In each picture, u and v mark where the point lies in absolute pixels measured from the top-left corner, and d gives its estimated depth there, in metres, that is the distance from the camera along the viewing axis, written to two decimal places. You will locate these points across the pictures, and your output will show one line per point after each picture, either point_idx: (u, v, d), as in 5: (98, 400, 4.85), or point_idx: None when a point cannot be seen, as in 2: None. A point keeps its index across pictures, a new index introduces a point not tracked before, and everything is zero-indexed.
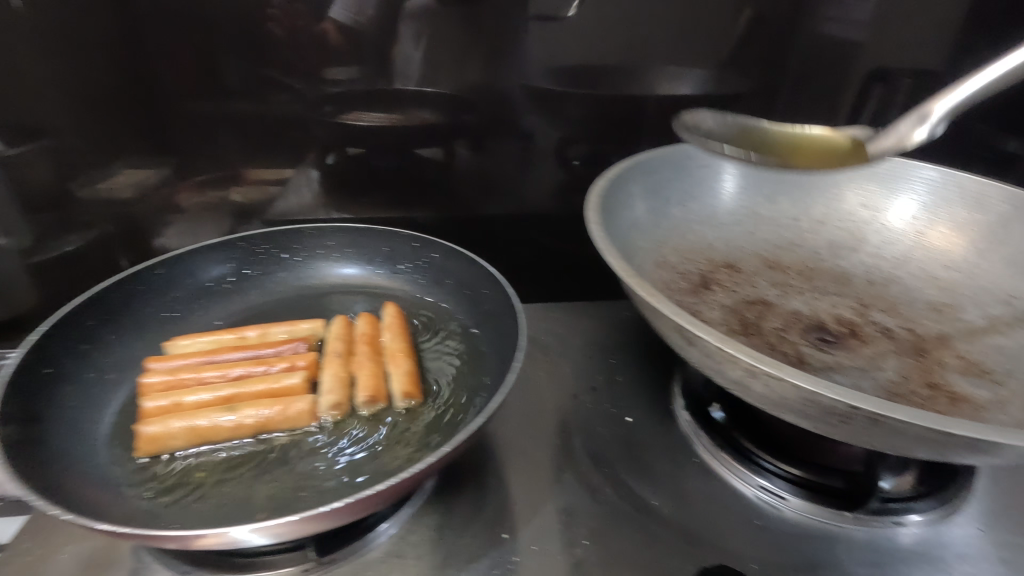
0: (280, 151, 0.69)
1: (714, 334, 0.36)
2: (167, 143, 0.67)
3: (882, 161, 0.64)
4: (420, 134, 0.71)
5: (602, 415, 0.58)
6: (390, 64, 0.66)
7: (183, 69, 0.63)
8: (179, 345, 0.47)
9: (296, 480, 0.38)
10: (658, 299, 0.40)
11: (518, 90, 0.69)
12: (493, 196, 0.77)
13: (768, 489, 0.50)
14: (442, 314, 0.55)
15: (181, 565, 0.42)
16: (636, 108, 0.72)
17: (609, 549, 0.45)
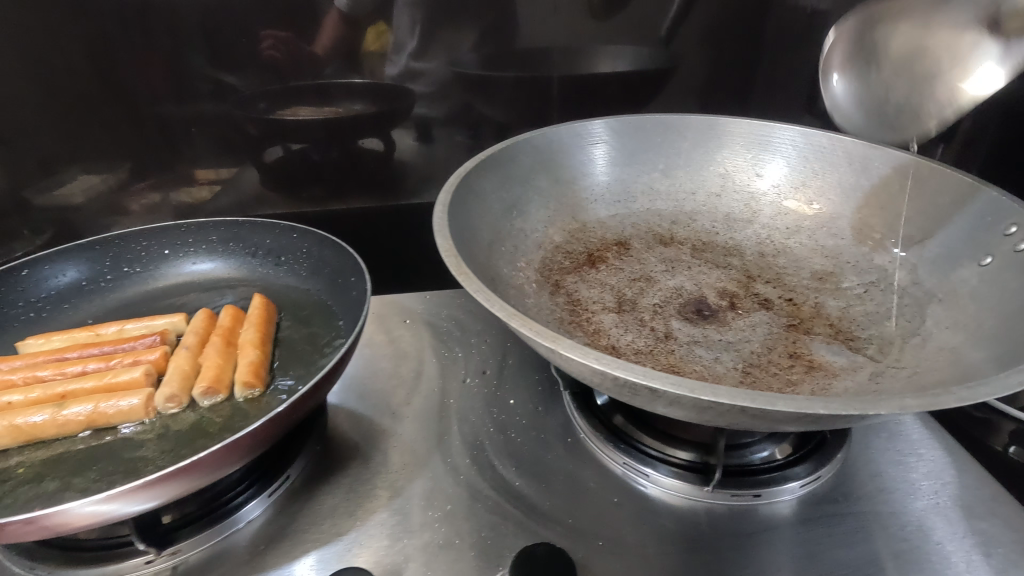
0: (223, 151, 0.71)
1: (506, 307, 0.36)
2: (103, 149, 0.69)
3: (773, 130, 0.63)
4: (324, 128, 0.72)
5: (488, 399, 0.58)
6: (331, 57, 0.67)
7: (119, 75, 0.65)
8: (32, 344, 0.47)
9: (112, 474, 0.38)
10: (463, 276, 0.39)
11: (431, 77, 0.70)
12: (406, 187, 0.78)
13: (633, 466, 0.50)
14: (316, 304, 0.55)
15: (25, 560, 0.42)
16: (543, 90, 0.73)
17: (460, 530, 0.45)
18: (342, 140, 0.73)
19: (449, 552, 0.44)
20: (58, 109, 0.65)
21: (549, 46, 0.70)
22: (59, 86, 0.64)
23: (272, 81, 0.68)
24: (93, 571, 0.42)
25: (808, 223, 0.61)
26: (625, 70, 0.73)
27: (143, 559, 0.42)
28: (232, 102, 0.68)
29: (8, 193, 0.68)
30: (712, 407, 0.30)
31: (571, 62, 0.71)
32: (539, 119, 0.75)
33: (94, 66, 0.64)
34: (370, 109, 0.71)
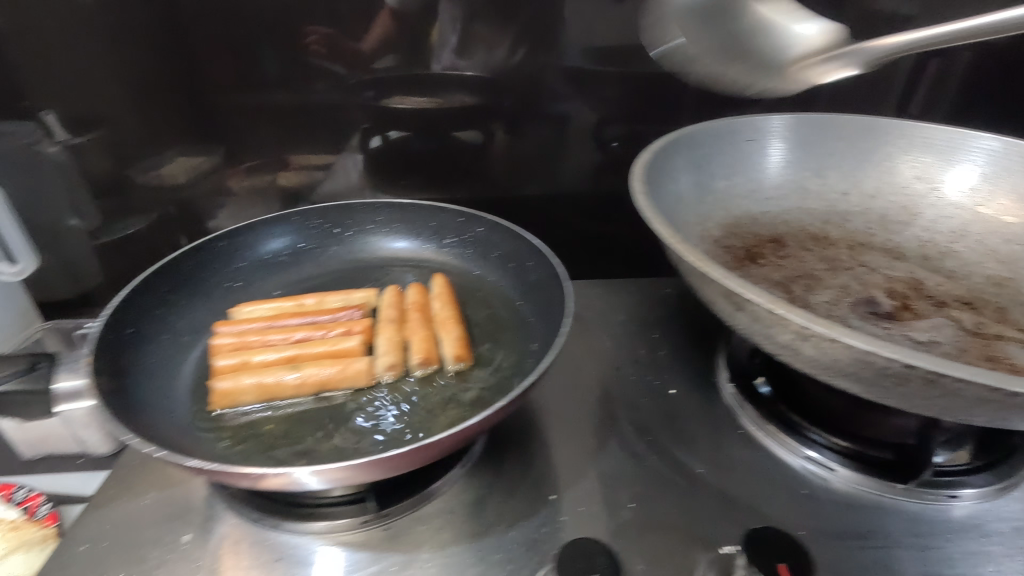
0: (321, 140, 0.74)
1: (765, 297, 0.36)
2: (208, 134, 0.73)
3: (938, 132, 0.63)
4: (459, 117, 0.74)
5: (646, 387, 0.59)
6: (462, 52, 0.69)
7: (220, 64, 0.68)
8: (244, 311, 0.50)
9: (359, 436, 0.40)
10: (704, 264, 0.40)
11: (558, 71, 0.71)
12: (535, 178, 0.79)
13: (815, 459, 0.50)
14: (489, 287, 0.57)
15: (251, 514, 0.45)
16: (665, 85, 0.73)
17: (654, 511, 0.46)
18: (483, 129, 0.74)
19: (653, 532, 0.44)
20: (158, 97, 0.69)
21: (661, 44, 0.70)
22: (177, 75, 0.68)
23: (377, 70, 0.70)
24: (316, 526, 0.44)
25: (976, 228, 0.61)
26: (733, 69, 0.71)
27: (361, 518, 0.45)
28: (344, 87, 0.71)
29: (116, 172, 0.73)
30: (997, 400, 0.31)
31: (681, 59, 0.71)
32: (648, 116, 0.74)
33: (211, 54, 0.68)
34: (506, 101, 0.73)
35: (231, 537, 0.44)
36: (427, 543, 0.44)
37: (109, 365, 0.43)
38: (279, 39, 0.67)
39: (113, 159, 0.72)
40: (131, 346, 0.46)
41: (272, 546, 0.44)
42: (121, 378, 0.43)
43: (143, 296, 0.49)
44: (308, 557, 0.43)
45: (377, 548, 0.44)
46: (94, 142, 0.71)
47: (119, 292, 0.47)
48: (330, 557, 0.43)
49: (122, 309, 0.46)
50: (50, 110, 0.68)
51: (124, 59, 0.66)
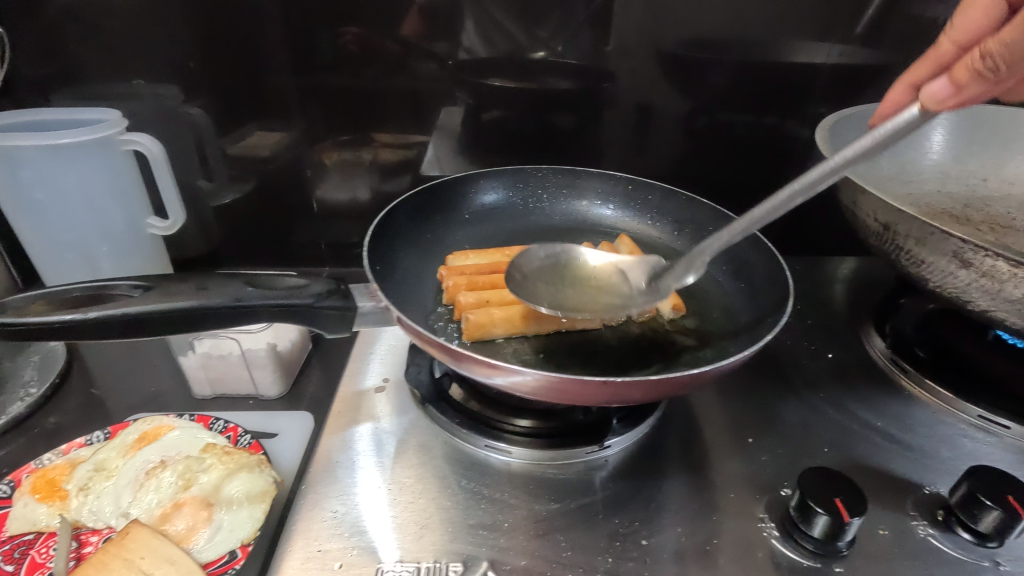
0: (424, 117, 0.77)
1: (1011, 250, 0.39)
2: (304, 110, 0.77)
3: None
4: (597, 99, 0.77)
5: (804, 350, 0.62)
6: (590, 39, 0.72)
7: (293, 43, 0.72)
8: (459, 258, 0.54)
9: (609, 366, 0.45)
10: (940, 225, 0.43)
11: (678, 58, 0.74)
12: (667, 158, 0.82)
13: (988, 417, 0.53)
14: (664, 250, 0.61)
15: (481, 440, 0.50)
16: (780, 76, 0.75)
17: (847, 454, 0.50)
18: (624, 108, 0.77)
19: (853, 471, 0.48)
20: (277, 74, 0.74)
21: (763, 38, 0.72)
22: (290, 54, 0.73)
23: (499, 53, 0.73)
24: (545, 453, 0.49)
25: None
26: (822, 64, 0.74)
27: (587, 448, 0.49)
28: (448, 69, 0.74)
29: (209, 142, 0.79)
30: None
31: (774, 51, 0.73)
32: (776, 102, 0.77)
33: (316, 33, 0.71)
34: (637, 86, 0.76)
35: (467, 459, 0.50)
36: (648, 473, 0.49)
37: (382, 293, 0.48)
38: (424, 18, 0.71)
39: (213, 128, 0.78)
40: (382, 280, 0.50)
41: (505, 468, 0.49)
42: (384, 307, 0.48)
43: (377, 237, 0.52)
44: (544, 478, 0.48)
45: (602, 474, 0.49)
46: (201, 111, 0.76)
47: (370, 229, 0.50)
48: (562, 478, 0.48)
49: (371, 247, 0.50)
50: (140, 77, 0.73)
51: (245, 38, 0.71)
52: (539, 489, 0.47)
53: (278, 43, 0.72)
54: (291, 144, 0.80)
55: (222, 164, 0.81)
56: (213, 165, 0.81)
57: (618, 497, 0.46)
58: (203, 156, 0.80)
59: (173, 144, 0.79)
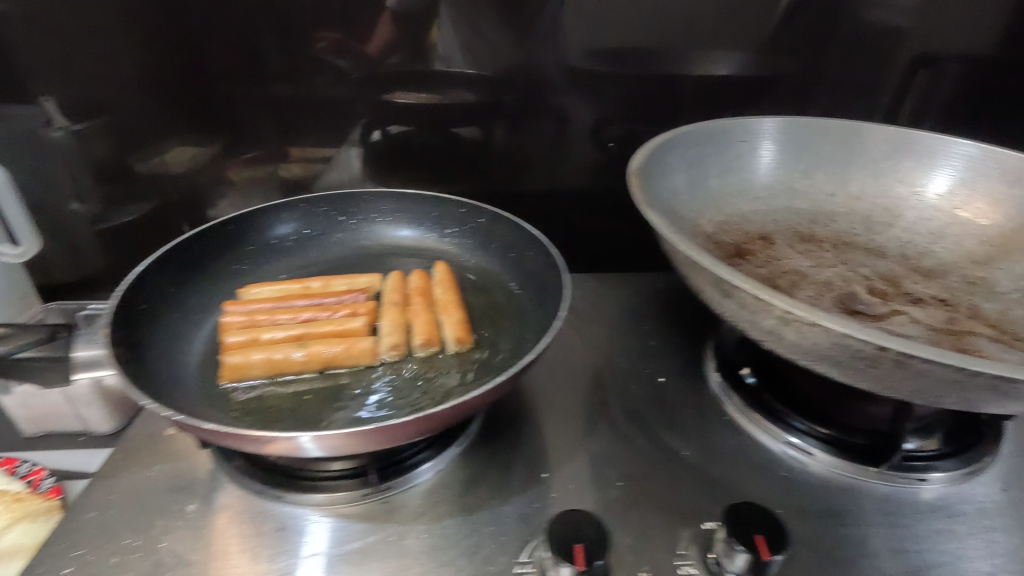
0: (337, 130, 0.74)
1: (750, 283, 0.38)
2: (212, 121, 0.73)
3: (915, 134, 0.65)
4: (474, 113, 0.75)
5: (636, 374, 0.61)
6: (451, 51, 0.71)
7: (170, 52, 0.68)
8: (251, 293, 0.52)
9: (372, 406, 0.43)
10: (698, 254, 0.42)
11: (552, 70, 0.71)
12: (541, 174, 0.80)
13: (796, 445, 0.52)
14: (489, 275, 0.59)
15: (256, 485, 0.47)
16: (664, 88, 0.73)
17: (641, 489, 0.48)
18: (505, 121, 0.75)
19: (638, 508, 0.46)
20: (176, 87, 0.70)
21: (665, 45, 0.71)
22: (185, 65, 0.69)
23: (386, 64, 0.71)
24: (318, 498, 0.46)
25: (954, 229, 0.63)
26: (727, 74, 0.73)
27: (364, 491, 0.46)
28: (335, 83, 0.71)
29: (117, 158, 0.74)
30: (961, 380, 0.33)
31: (671, 62, 0.72)
32: (656, 116, 0.75)
33: (222, 44, 0.68)
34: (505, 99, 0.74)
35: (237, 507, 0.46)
36: (426, 516, 0.46)
37: (122, 338, 0.44)
38: (287, 30, 0.68)
39: (118, 144, 0.73)
40: (142, 321, 0.48)
41: (274, 518, 0.45)
42: (134, 350, 0.45)
43: (153, 275, 0.50)
44: (312, 527, 0.45)
45: (377, 520, 0.45)
46: (98, 127, 0.72)
47: (131, 270, 0.47)
48: (331, 527, 0.45)
49: (134, 288, 0.47)
50: (50, 95, 0.69)
51: (160, 49, 0.68)
52: (300, 538, 0.44)
53: (184, 51, 0.68)
54: (203, 161, 0.75)
55: (128, 183, 0.76)
56: (123, 187, 0.76)
57: (383, 544, 0.44)
58: (90, 169, 0.74)
59: (23, 158, 0.72)
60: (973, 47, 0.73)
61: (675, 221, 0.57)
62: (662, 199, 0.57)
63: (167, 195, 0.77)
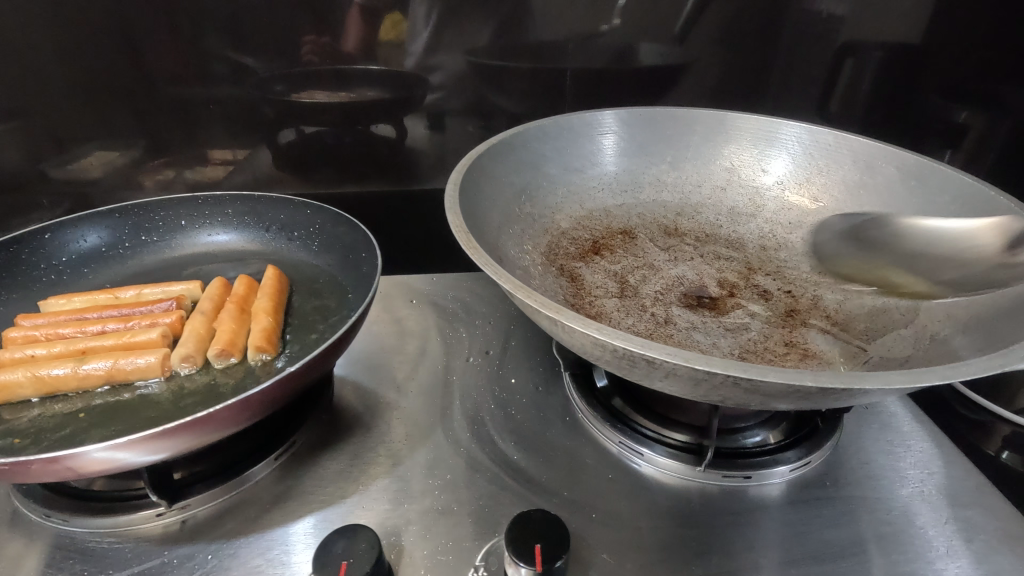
0: (248, 133, 0.75)
1: (511, 281, 0.37)
2: (117, 126, 0.72)
3: (763, 123, 0.65)
4: (370, 111, 0.76)
5: (492, 376, 0.60)
6: (328, 49, 0.70)
7: (84, 55, 0.67)
8: (54, 304, 0.50)
9: (143, 420, 0.41)
10: (472, 251, 0.40)
11: (422, 71, 0.73)
12: (434, 173, 0.81)
13: (628, 445, 0.51)
14: (327, 279, 0.57)
15: (42, 508, 0.44)
16: (556, 82, 0.76)
17: (458, 496, 0.47)
18: (414, 118, 0.77)
19: (448, 518, 0.45)
20: (82, 90, 0.70)
21: (564, 40, 0.73)
22: (92, 69, 0.68)
23: (284, 65, 0.71)
24: (104, 521, 0.43)
25: (811, 219, 0.62)
26: (641, 65, 0.75)
27: (154, 511, 0.44)
28: (244, 83, 0.72)
29: (30, 165, 0.72)
30: (707, 379, 0.32)
31: (584, 56, 0.74)
32: (553, 107, 0.77)
33: (125, 47, 0.68)
34: (391, 97, 0.75)
35: (21, 531, 0.44)
36: (216, 535, 0.44)
37: None
38: (158, 32, 0.67)
39: (31, 151, 0.72)
40: None
41: (58, 541, 0.43)
42: None
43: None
44: (92, 550, 0.42)
45: (168, 539, 0.43)
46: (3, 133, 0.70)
47: None
48: (115, 549, 0.42)
49: None
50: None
51: (66, 52, 0.67)
52: (73, 562, 0.42)
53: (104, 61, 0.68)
54: (125, 165, 0.75)
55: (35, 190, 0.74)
56: (23, 195, 0.74)
57: (163, 566, 0.41)
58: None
59: None
60: (894, 33, 0.73)
61: (510, 222, 0.56)
62: (496, 199, 0.55)
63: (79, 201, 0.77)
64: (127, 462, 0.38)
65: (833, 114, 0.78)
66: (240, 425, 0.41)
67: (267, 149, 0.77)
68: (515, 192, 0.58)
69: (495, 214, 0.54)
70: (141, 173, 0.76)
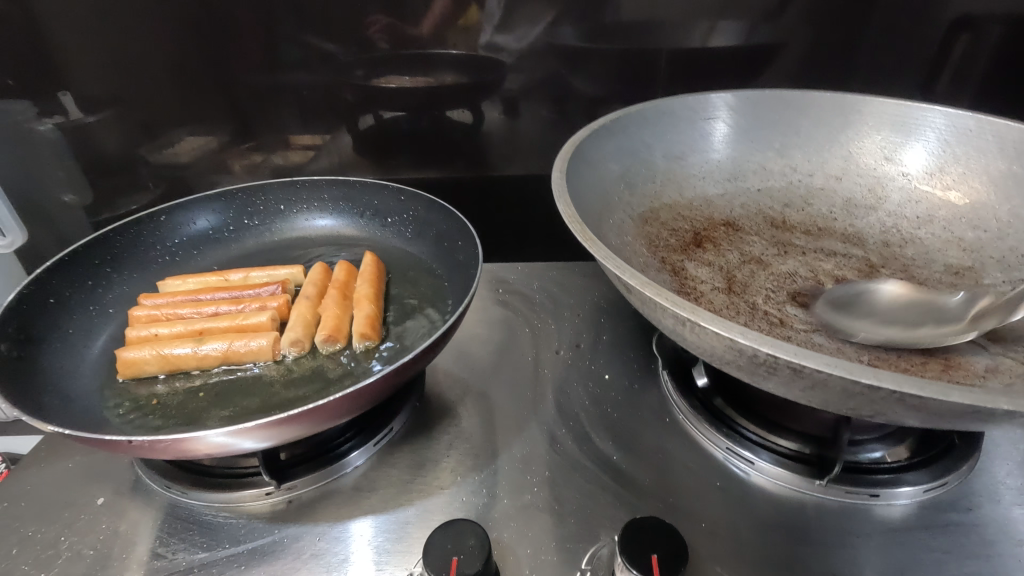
0: (333, 118, 0.76)
1: (635, 276, 0.35)
2: (208, 114, 0.75)
3: (889, 103, 0.59)
4: (454, 96, 0.75)
5: (581, 371, 0.58)
6: (418, 32, 0.70)
7: (175, 48, 0.70)
8: (171, 285, 0.52)
9: (257, 403, 0.42)
10: (589, 242, 0.38)
11: (511, 52, 0.71)
12: (516, 159, 0.79)
13: (735, 452, 0.48)
14: (421, 266, 0.57)
15: (163, 479, 0.46)
16: (649, 63, 0.71)
17: (557, 495, 0.45)
18: (501, 101, 0.75)
19: (548, 516, 0.44)
20: (185, 79, 0.72)
21: (656, 19, 0.68)
22: (184, 56, 0.70)
23: (374, 49, 0.71)
24: (219, 495, 0.45)
25: (943, 213, 0.56)
26: (736, 44, 0.70)
27: (264, 490, 0.45)
28: (337, 69, 0.72)
29: (137, 150, 0.76)
30: (863, 394, 0.29)
31: (680, 35, 0.69)
32: (645, 90, 0.73)
33: (221, 35, 0.69)
34: (478, 81, 0.73)
35: (144, 500, 0.46)
36: (322, 518, 0.44)
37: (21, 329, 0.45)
38: (254, 19, 0.68)
39: (132, 137, 0.75)
40: (54, 314, 0.49)
41: (177, 513, 0.45)
42: (35, 344, 0.46)
43: (68, 269, 0.51)
44: (210, 524, 0.44)
45: (278, 518, 0.44)
46: (110, 120, 0.74)
47: (46, 262, 0.49)
48: (229, 524, 0.44)
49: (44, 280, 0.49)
50: (68, 90, 0.71)
51: (171, 40, 0.69)
52: (192, 535, 0.43)
53: (188, 47, 0.70)
54: (217, 149, 0.78)
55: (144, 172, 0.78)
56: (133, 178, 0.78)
57: (275, 544, 0.43)
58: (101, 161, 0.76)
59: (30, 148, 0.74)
60: None
61: (610, 212, 0.54)
62: (595, 186, 0.53)
63: (183, 185, 0.80)
64: (246, 445, 0.38)
65: (949, 92, 0.71)
66: (349, 413, 0.41)
67: (354, 135, 0.77)
68: (615, 179, 0.56)
69: (595, 203, 0.52)
70: (236, 157, 0.79)
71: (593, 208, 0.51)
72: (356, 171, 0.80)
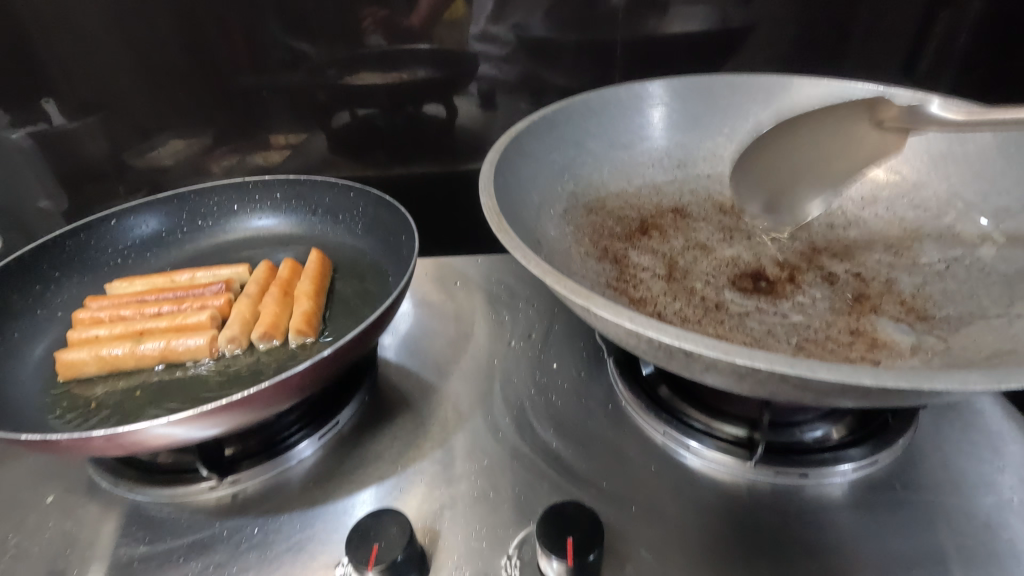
0: (292, 118, 0.76)
1: (540, 265, 0.35)
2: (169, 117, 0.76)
3: (835, 84, 0.58)
4: (411, 92, 0.75)
5: (531, 361, 0.59)
6: (371, 29, 0.70)
7: (131, 52, 0.70)
8: (118, 287, 0.53)
9: (190, 399, 0.43)
10: (502, 233, 0.38)
11: (465, 45, 0.71)
12: (477, 153, 0.80)
13: (672, 436, 0.48)
14: (369, 262, 0.57)
15: (111, 476, 0.48)
16: (606, 52, 0.71)
17: (494, 482, 0.46)
18: (458, 95, 0.75)
19: (483, 504, 0.45)
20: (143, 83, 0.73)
21: (610, 7, 0.68)
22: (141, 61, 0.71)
23: (335, 47, 0.71)
24: (163, 490, 0.46)
25: (887, 193, 0.56)
26: (696, 29, 0.69)
27: (208, 484, 0.46)
28: (293, 67, 0.72)
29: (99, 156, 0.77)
30: (749, 375, 0.29)
31: (635, 23, 0.69)
32: (602, 79, 0.73)
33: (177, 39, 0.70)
34: (434, 76, 0.74)
35: (92, 497, 0.47)
36: (264, 510, 0.45)
37: None
38: (207, 22, 0.69)
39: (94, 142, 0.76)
40: (1, 319, 0.50)
41: (123, 508, 0.46)
42: None
43: (16, 274, 0.52)
44: (154, 518, 0.45)
45: (220, 511, 0.45)
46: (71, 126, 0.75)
47: None
48: (172, 518, 0.45)
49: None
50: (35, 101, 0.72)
51: (127, 45, 0.70)
52: (135, 529, 0.45)
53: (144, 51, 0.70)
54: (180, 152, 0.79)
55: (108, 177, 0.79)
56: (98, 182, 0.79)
57: (215, 536, 0.44)
58: (65, 167, 0.77)
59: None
60: None
61: (551, 202, 0.54)
62: (534, 176, 0.53)
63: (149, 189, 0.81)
64: (173, 440, 0.39)
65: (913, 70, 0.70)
66: (277, 406, 0.42)
67: (318, 133, 0.77)
68: (557, 169, 0.56)
69: (533, 193, 0.52)
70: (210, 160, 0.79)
71: (530, 199, 0.51)
72: (318, 169, 0.81)
